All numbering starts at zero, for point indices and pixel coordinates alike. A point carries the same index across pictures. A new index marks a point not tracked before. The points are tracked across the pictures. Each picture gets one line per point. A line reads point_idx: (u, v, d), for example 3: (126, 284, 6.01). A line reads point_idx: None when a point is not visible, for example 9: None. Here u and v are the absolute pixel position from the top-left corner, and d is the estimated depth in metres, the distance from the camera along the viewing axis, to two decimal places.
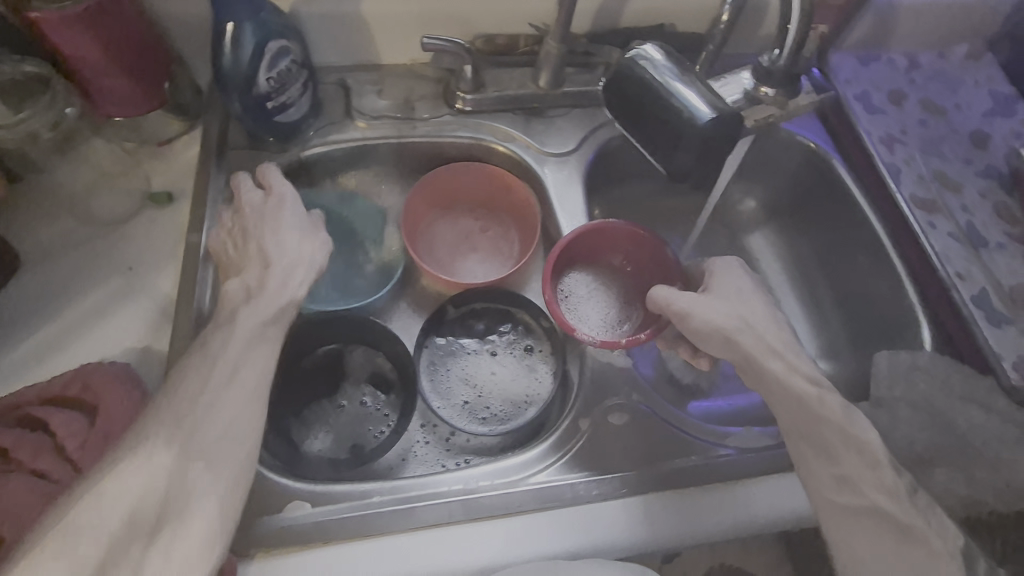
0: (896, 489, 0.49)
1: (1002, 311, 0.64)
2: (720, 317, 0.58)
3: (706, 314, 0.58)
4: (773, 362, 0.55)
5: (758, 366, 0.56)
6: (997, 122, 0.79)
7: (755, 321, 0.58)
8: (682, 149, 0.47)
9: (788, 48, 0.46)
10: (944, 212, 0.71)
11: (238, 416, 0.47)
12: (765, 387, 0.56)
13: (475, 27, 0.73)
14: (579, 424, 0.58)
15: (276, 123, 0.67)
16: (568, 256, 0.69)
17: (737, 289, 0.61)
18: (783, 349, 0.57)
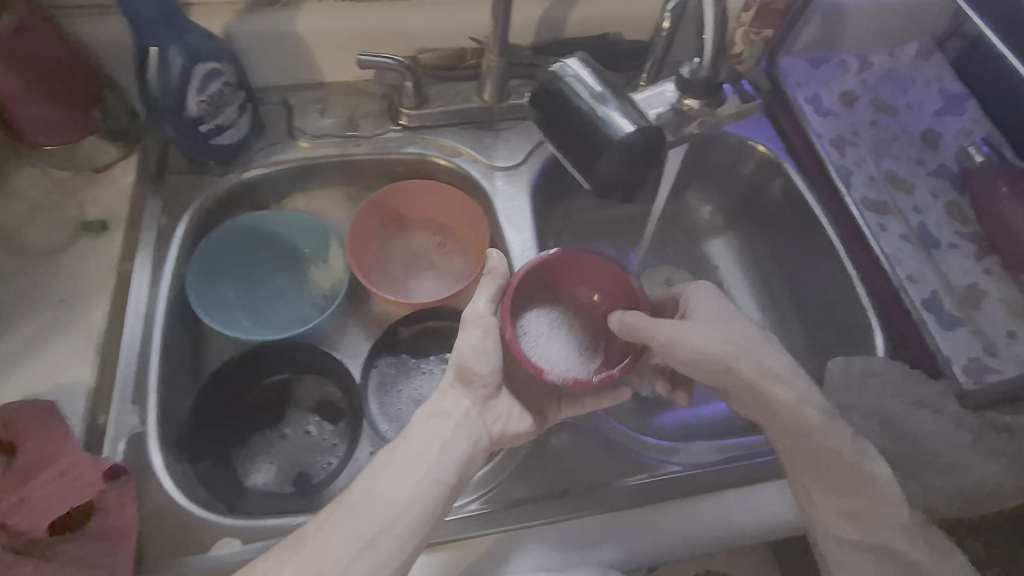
0: (898, 520, 0.50)
1: (953, 312, 0.64)
2: (711, 344, 0.56)
3: (694, 342, 0.56)
4: (779, 392, 0.54)
5: (762, 397, 0.55)
6: (948, 120, 0.79)
7: (748, 346, 0.57)
8: (602, 160, 0.46)
9: (707, 57, 0.46)
10: (895, 214, 0.70)
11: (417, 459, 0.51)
12: (768, 415, 0.55)
13: (417, 43, 0.72)
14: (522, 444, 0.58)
15: (214, 146, 0.66)
16: (529, 286, 0.63)
17: (717, 311, 0.60)
18: (789, 376, 0.55)
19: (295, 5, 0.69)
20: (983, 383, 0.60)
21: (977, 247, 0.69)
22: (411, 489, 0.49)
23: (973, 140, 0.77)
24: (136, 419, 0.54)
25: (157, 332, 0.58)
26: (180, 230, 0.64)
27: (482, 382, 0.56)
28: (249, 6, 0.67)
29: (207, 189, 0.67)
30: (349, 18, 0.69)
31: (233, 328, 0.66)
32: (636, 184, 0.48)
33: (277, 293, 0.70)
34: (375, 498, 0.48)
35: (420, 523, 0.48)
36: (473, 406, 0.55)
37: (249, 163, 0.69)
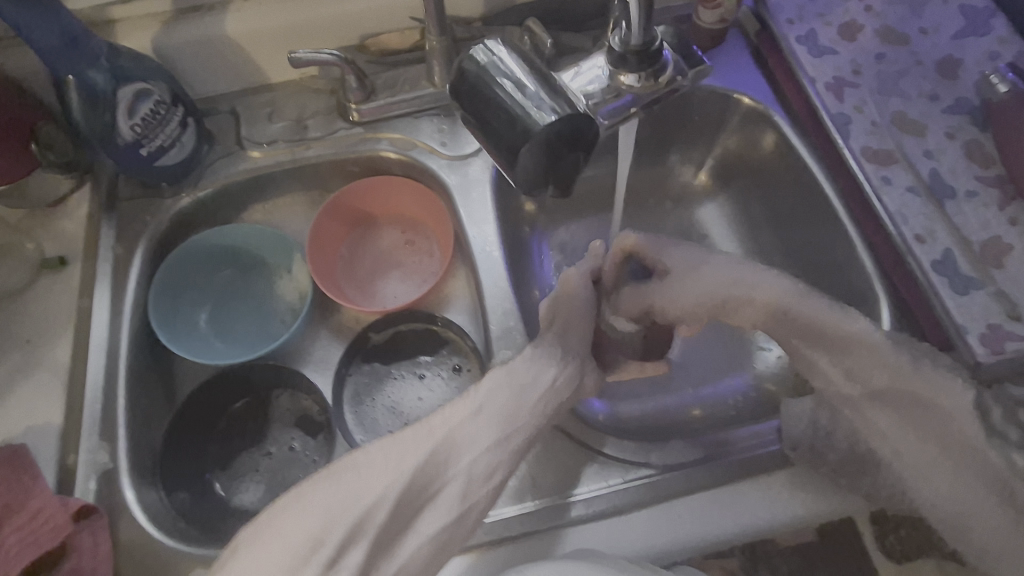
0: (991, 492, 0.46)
1: (968, 273, 0.56)
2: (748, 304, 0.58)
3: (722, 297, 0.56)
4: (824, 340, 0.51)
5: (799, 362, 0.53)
6: (969, 44, 0.66)
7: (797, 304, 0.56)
8: (520, 157, 0.42)
9: (636, 22, 0.41)
10: (901, 162, 0.62)
11: (529, 385, 0.49)
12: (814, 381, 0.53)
13: (356, 30, 0.68)
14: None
15: (160, 167, 0.64)
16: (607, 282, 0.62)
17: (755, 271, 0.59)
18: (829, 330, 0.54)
19: (223, 8, 0.65)
20: (1002, 354, 0.52)
21: (1001, 192, 0.59)
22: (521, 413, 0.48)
23: (998, 64, 0.64)
24: (106, 455, 0.56)
25: (123, 362, 0.59)
26: (138, 262, 0.64)
27: (576, 331, 0.56)
28: (176, 15, 0.65)
29: (164, 213, 0.66)
30: (280, 13, 0.66)
31: (201, 351, 0.65)
32: (568, 176, 0.44)
33: (247, 310, 0.69)
34: (488, 412, 0.46)
35: (522, 450, 0.47)
36: (575, 356, 0.54)
37: (202, 178, 0.67)
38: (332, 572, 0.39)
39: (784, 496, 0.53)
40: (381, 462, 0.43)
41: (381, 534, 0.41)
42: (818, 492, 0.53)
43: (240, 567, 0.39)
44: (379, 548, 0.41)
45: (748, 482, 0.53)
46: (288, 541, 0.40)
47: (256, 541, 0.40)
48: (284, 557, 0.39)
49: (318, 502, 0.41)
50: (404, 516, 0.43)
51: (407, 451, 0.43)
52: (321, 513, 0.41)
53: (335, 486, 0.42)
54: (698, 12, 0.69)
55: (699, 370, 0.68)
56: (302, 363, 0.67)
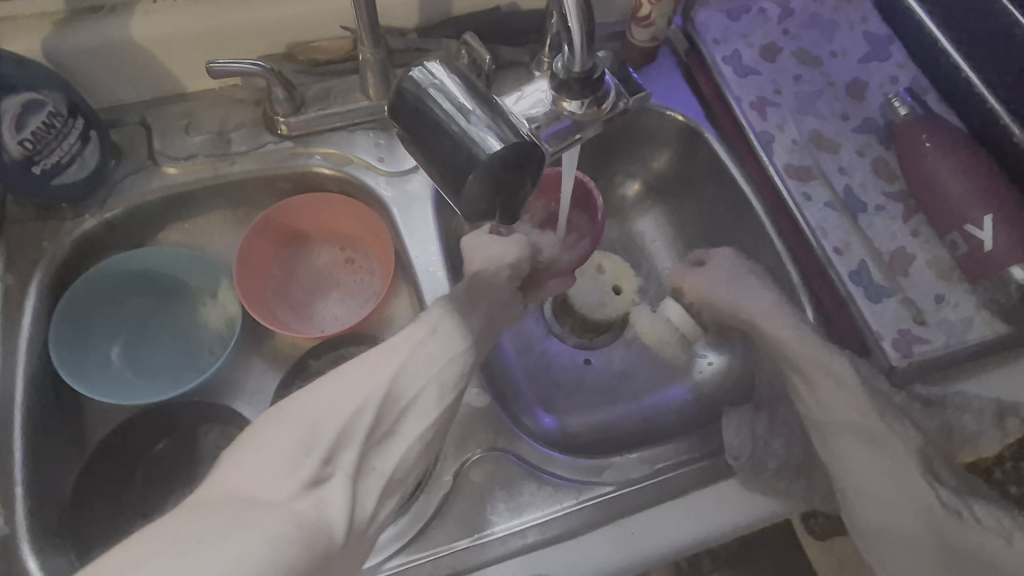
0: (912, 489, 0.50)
1: (881, 282, 0.61)
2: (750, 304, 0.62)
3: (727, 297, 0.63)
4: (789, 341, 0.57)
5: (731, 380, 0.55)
6: (873, 68, 0.71)
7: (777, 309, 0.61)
8: (466, 185, 0.40)
9: (579, 47, 0.41)
10: (820, 179, 0.66)
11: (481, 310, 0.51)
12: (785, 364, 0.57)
13: (282, 38, 0.64)
14: (432, 494, 0.54)
15: (57, 187, 0.57)
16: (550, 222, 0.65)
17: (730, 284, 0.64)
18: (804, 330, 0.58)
19: (125, 9, 0.59)
20: (912, 357, 0.57)
21: (904, 206, 0.65)
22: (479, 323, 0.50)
23: (899, 87, 0.70)
24: (1, 519, 0.50)
25: (19, 410, 0.53)
26: (32, 294, 0.57)
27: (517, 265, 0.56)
28: (72, 16, 0.58)
29: (63, 237, 0.59)
30: (194, 17, 0.60)
31: (114, 390, 0.59)
32: (517, 202, 0.43)
33: (168, 340, 0.63)
34: (452, 323, 0.48)
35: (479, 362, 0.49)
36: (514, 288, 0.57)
37: (110, 197, 0.61)
38: (328, 472, 0.38)
39: (730, 505, 0.55)
40: (354, 377, 0.43)
41: (368, 437, 0.41)
42: (763, 498, 0.55)
43: (226, 480, 0.37)
44: (367, 446, 0.41)
45: (697, 493, 0.55)
46: (275, 448, 0.38)
47: (236, 456, 0.38)
48: (273, 466, 0.37)
49: (300, 412, 0.40)
50: (387, 421, 0.43)
51: (380, 365, 0.44)
52: (305, 421, 0.39)
53: (312, 396, 0.41)
54: (631, 30, 0.71)
55: (641, 379, 0.70)
56: (233, 396, 0.62)
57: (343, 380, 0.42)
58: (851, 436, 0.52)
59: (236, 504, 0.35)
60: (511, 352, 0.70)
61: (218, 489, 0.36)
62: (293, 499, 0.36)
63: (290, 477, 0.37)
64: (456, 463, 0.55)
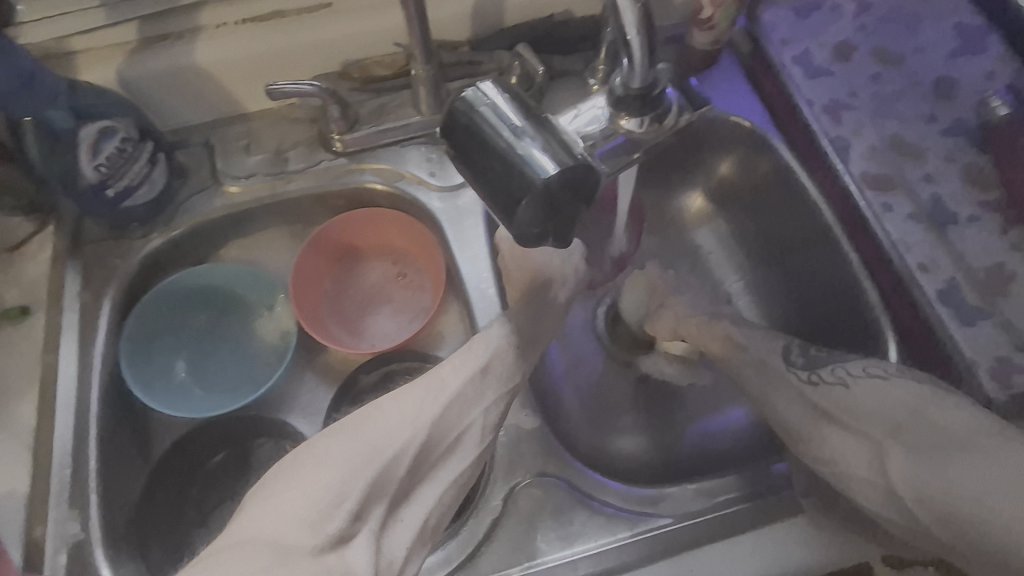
0: None
1: (974, 304, 0.55)
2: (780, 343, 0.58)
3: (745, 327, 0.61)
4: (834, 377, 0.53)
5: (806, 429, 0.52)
6: (964, 63, 0.65)
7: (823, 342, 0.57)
8: (518, 210, 0.39)
9: (639, 62, 0.39)
10: (902, 188, 0.60)
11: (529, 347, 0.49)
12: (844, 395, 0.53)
13: (337, 56, 0.65)
14: (481, 519, 0.53)
15: (128, 208, 0.60)
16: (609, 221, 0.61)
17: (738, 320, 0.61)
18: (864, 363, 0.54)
19: (190, 36, 0.61)
20: (1013, 388, 0.52)
21: (1002, 218, 0.58)
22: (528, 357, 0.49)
23: (995, 85, 0.63)
24: (77, 526, 0.52)
25: (93, 421, 0.56)
26: (106, 310, 0.60)
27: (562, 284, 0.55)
28: (141, 44, 0.61)
29: (133, 256, 0.62)
30: (254, 40, 0.62)
31: (176, 403, 0.61)
32: (568, 228, 0.41)
33: (228, 354, 0.65)
34: (498, 365, 0.47)
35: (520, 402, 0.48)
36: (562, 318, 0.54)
37: (176, 216, 0.64)
38: (357, 526, 0.38)
39: (794, 545, 0.51)
40: (394, 417, 0.42)
41: (404, 481, 0.41)
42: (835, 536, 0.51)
43: (257, 525, 0.37)
44: (400, 496, 0.41)
45: (761, 529, 0.52)
46: (310, 493, 0.38)
47: (269, 498, 0.38)
48: (307, 512, 0.37)
49: (336, 454, 0.40)
50: (425, 463, 0.42)
51: (422, 405, 0.43)
52: (341, 465, 0.39)
53: (352, 438, 0.40)
54: (691, 33, 0.67)
55: (700, 402, 0.66)
56: (287, 410, 0.63)
57: (385, 419, 0.42)
58: None
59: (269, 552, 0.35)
60: (563, 370, 0.67)
61: (249, 535, 0.36)
62: (321, 551, 0.36)
63: (318, 527, 0.37)
64: (505, 487, 0.54)
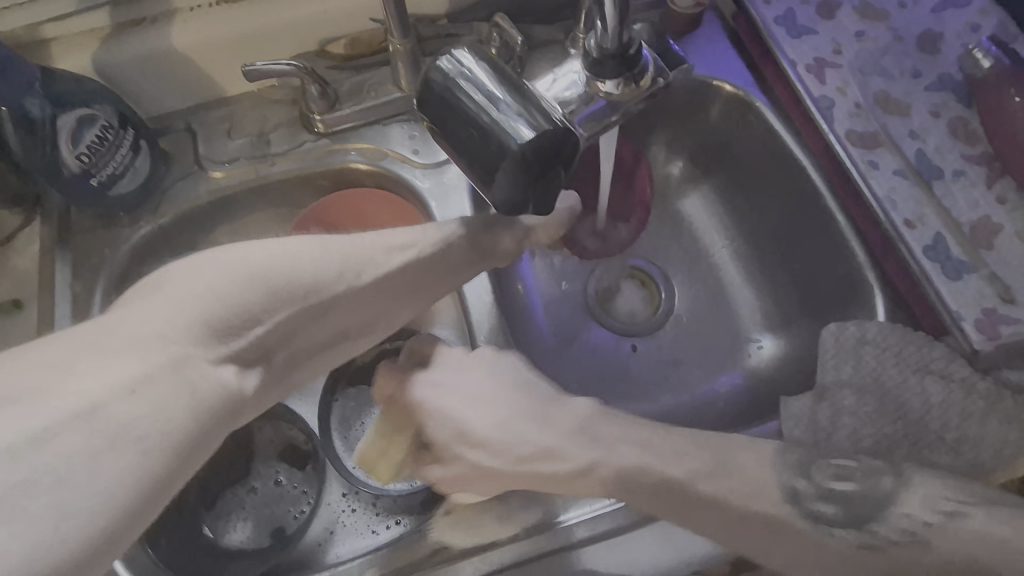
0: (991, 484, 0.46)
1: (961, 257, 0.55)
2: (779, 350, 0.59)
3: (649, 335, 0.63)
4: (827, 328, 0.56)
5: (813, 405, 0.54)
6: (949, 16, 0.64)
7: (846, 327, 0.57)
8: (497, 177, 0.38)
9: (611, 24, 0.38)
10: (888, 144, 0.60)
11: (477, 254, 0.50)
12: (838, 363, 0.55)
13: (314, 36, 0.65)
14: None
15: (113, 197, 0.60)
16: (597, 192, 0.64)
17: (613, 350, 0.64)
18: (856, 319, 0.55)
19: (166, 19, 0.61)
20: (998, 339, 0.52)
21: (988, 170, 0.58)
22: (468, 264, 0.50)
23: (980, 37, 0.62)
24: None
25: None
26: (98, 301, 0.60)
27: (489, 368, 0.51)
28: (116, 30, 0.60)
29: (122, 244, 0.62)
30: (230, 22, 0.61)
31: None
32: (548, 193, 0.41)
33: None
34: (440, 256, 0.48)
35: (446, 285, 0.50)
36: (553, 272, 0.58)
37: (162, 203, 0.64)
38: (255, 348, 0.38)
39: None
40: (319, 259, 0.41)
41: (311, 323, 0.42)
42: None
43: (153, 310, 0.35)
44: (297, 337, 0.42)
45: None
46: (217, 302, 0.36)
47: (171, 294, 0.35)
48: (211, 321, 0.36)
49: (255, 276, 0.38)
50: (338, 315, 0.43)
51: (354, 259, 0.43)
52: (256, 288, 0.38)
53: (272, 268, 0.39)
54: None
55: (689, 367, 0.68)
56: None
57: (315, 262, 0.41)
58: None
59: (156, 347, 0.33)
60: (554, 339, 0.68)
61: (148, 325, 0.34)
62: (213, 365, 0.35)
63: (221, 341, 0.36)
64: None
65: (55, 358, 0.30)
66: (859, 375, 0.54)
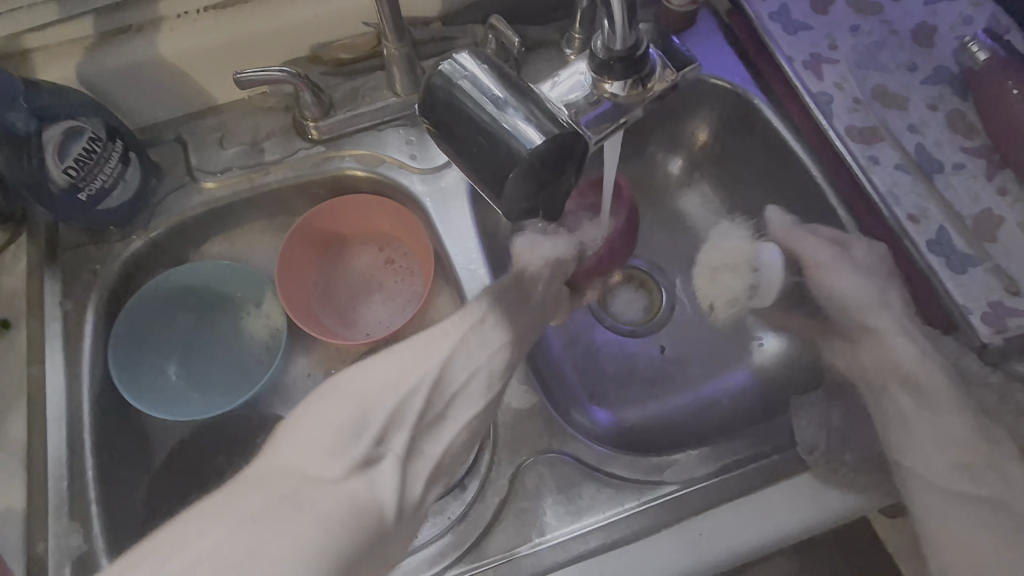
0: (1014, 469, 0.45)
1: (965, 250, 0.55)
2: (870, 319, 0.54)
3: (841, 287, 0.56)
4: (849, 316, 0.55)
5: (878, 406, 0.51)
6: (943, 9, 0.64)
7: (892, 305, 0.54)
8: (505, 183, 0.37)
9: (619, 23, 0.37)
10: (888, 138, 0.60)
11: (528, 318, 0.52)
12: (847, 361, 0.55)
13: (305, 41, 0.63)
14: (489, 499, 0.53)
15: (104, 211, 0.58)
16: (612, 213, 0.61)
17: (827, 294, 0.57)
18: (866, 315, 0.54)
19: (152, 27, 0.59)
20: (1006, 332, 0.52)
21: (988, 162, 0.58)
22: (525, 321, 0.51)
23: (974, 29, 0.62)
24: (79, 537, 0.52)
25: (87, 431, 0.55)
26: (90, 319, 0.59)
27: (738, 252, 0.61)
28: (100, 40, 0.59)
29: (114, 261, 0.61)
30: (218, 29, 0.60)
31: (171, 404, 0.60)
32: (558, 198, 0.39)
33: (220, 353, 0.64)
34: (492, 319, 0.48)
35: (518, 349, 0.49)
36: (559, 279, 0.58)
37: (154, 216, 0.62)
38: (380, 455, 0.38)
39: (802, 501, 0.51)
40: (406, 358, 0.43)
41: (420, 418, 0.41)
42: (841, 491, 0.51)
43: (280, 451, 0.37)
44: (418, 437, 0.41)
45: (772, 488, 0.52)
46: (330, 424, 0.38)
47: (290, 432, 0.38)
48: (332, 440, 0.37)
49: (354, 390, 0.40)
50: (439, 405, 0.43)
51: (430, 346, 0.44)
52: (357, 399, 0.40)
53: (364, 379, 0.41)
54: None
55: (696, 367, 0.67)
56: (284, 406, 0.62)
57: (398, 360, 0.43)
58: None
59: (289, 477, 0.34)
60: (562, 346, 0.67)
61: (275, 466, 0.35)
62: (344, 478, 0.36)
63: (339, 457, 0.37)
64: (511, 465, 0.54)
65: (213, 507, 0.33)
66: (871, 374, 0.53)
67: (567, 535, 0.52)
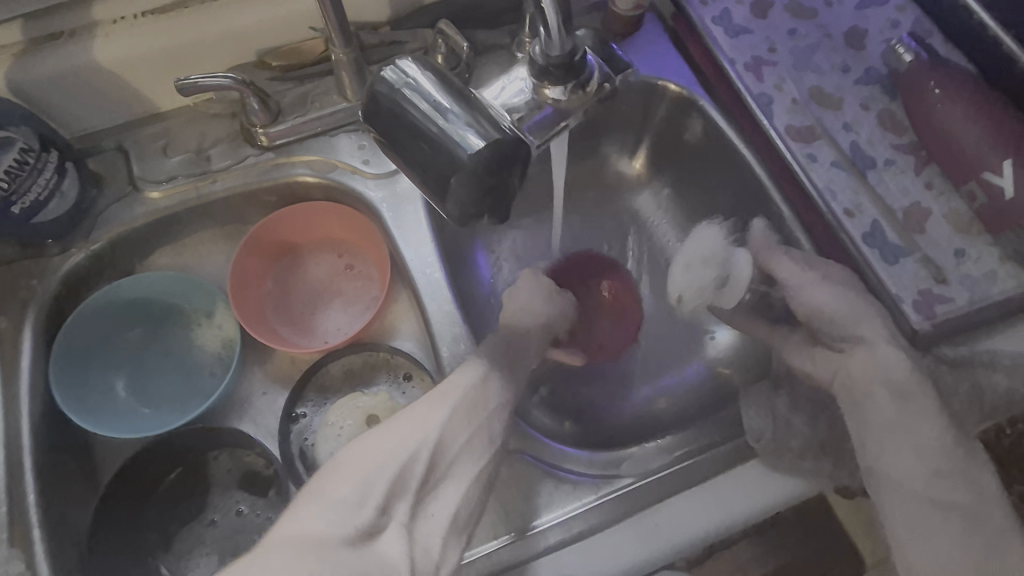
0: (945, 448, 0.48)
1: (897, 242, 0.58)
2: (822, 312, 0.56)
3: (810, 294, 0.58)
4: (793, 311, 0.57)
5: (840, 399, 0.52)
6: (871, 14, 0.67)
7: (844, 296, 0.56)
8: (450, 189, 0.38)
9: (555, 29, 0.38)
10: (824, 137, 0.63)
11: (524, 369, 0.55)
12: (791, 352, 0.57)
13: (250, 46, 0.62)
14: None
15: (39, 224, 0.56)
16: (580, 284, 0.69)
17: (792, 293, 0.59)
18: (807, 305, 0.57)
19: (87, 32, 0.57)
20: (934, 318, 0.55)
21: (916, 159, 0.62)
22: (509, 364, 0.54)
23: (900, 32, 0.66)
24: (20, 565, 0.50)
25: (27, 454, 0.53)
26: (27, 336, 0.56)
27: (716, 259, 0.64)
28: (31, 46, 0.56)
29: (52, 275, 0.58)
30: (157, 34, 0.58)
31: (118, 421, 0.58)
32: (504, 202, 0.40)
33: (169, 366, 0.62)
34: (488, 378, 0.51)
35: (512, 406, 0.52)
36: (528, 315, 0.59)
37: (94, 228, 0.60)
38: (384, 521, 0.43)
39: (751, 488, 0.53)
40: (407, 429, 0.47)
41: (423, 482, 0.46)
42: (788, 477, 0.53)
43: (291, 523, 0.42)
44: (426, 504, 0.46)
45: (721, 476, 0.54)
46: (337, 498, 0.43)
47: (304, 507, 0.43)
48: (339, 513, 0.42)
49: (358, 464, 0.45)
50: (441, 467, 0.47)
51: (428, 412, 0.48)
52: (359, 472, 0.44)
53: (365, 452, 0.46)
54: None
55: (653, 361, 0.69)
56: (238, 418, 0.61)
57: (397, 428, 0.47)
58: (873, 399, 0.51)
59: (299, 547, 0.40)
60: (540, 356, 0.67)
61: (287, 538, 0.41)
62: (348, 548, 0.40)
63: (342, 526, 0.42)
64: None
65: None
66: (814, 362, 0.56)
67: (535, 530, 0.53)
